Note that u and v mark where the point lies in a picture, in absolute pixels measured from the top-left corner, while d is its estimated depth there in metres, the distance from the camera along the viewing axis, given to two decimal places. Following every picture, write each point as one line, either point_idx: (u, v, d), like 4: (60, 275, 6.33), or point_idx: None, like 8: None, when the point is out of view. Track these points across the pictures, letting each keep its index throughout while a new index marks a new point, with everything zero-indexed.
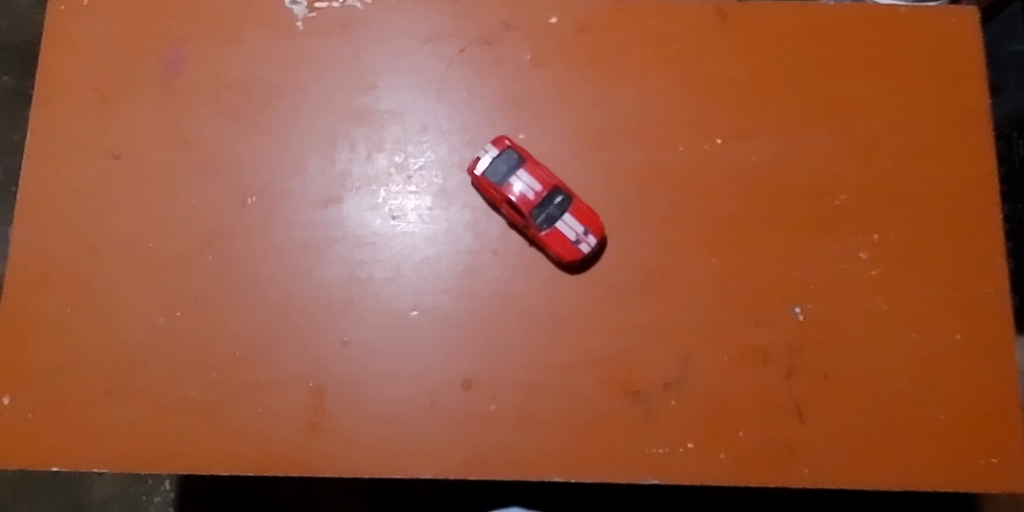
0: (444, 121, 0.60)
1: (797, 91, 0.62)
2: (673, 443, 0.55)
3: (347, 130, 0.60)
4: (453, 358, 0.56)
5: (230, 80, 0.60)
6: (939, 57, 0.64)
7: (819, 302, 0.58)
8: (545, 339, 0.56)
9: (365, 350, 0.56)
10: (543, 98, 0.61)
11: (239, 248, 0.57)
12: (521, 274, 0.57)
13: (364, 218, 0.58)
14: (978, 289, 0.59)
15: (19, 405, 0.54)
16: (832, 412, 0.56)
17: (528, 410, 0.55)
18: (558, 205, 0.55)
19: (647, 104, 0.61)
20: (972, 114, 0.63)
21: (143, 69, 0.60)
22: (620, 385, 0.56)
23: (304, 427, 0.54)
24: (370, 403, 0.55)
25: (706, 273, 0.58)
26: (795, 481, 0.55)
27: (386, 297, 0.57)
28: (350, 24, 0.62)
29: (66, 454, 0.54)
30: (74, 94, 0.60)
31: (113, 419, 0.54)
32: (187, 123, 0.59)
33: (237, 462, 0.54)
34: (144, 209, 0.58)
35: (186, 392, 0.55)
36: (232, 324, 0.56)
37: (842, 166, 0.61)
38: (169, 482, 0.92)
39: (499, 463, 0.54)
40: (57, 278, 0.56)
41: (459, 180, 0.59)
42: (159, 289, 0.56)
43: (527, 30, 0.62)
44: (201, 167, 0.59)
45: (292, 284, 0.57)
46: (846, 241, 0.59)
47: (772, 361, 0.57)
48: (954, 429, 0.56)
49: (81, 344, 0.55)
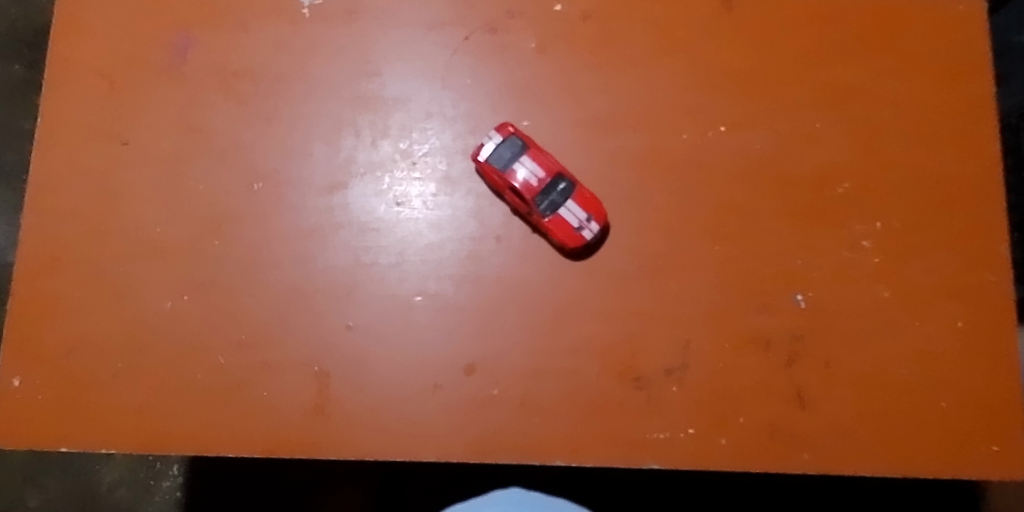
0: (448, 108, 0.60)
1: (801, 81, 0.62)
2: (675, 428, 0.56)
3: (352, 117, 0.60)
4: (456, 343, 0.56)
5: (238, 68, 0.61)
6: (946, 44, 0.64)
7: (820, 290, 0.58)
8: (548, 324, 0.57)
9: (370, 334, 0.56)
10: (547, 85, 0.61)
11: (245, 232, 0.58)
12: (524, 260, 0.58)
13: (369, 204, 0.58)
14: (980, 277, 0.59)
15: (29, 388, 0.55)
16: (833, 399, 0.56)
17: (530, 396, 0.56)
18: (561, 192, 0.56)
19: (649, 92, 0.61)
20: (976, 104, 0.63)
21: (152, 56, 0.61)
22: (621, 371, 0.56)
23: (309, 409, 0.55)
24: (374, 387, 0.56)
25: (707, 261, 0.58)
26: (796, 468, 0.55)
27: (390, 282, 0.57)
28: (356, 12, 0.62)
29: (75, 436, 0.55)
30: (83, 82, 0.61)
31: (121, 401, 0.55)
32: (194, 110, 0.60)
33: (242, 443, 0.55)
34: (152, 194, 0.58)
35: (193, 375, 0.55)
36: (240, 307, 0.56)
37: (845, 154, 0.61)
38: (177, 467, 0.93)
39: (501, 447, 0.55)
40: (67, 261, 0.57)
41: (463, 166, 0.59)
42: (166, 273, 0.57)
43: (532, 18, 0.62)
44: (208, 152, 0.59)
45: (298, 269, 0.57)
46: (849, 229, 0.59)
47: (773, 348, 0.57)
48: (956, 416, 0.57)
49: (90, 327, 0.56)
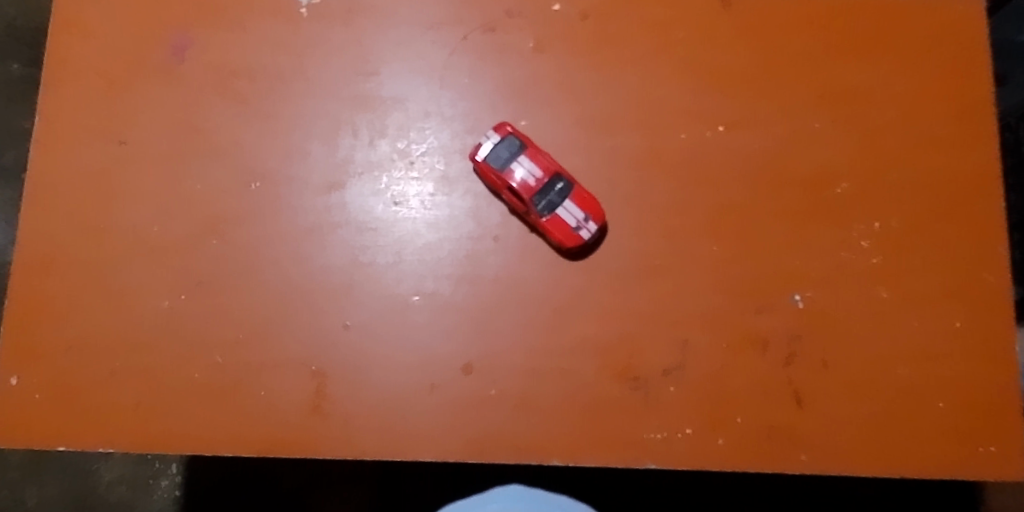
0: (446, 108, 0.60)
1: (800, 81, 0.62)
2: (673, 428, 0.56)
3: (350, 116, 0.60)
4: (454, 343, 0.56)
5: (236, 67, 0.61)
6: (945, 44, 0.64)
7: (819, 290, 0.58)
8: (545, 324, 0.57)
9: (367, 333, 0.56)
10: (545, 85, 0.61)
11: (243, 232, 0.58)
12: (522, 260, 0.58)
13: (366, 203, 0.58)
14: (979, 277, 0.59)
15: (26, 388, 0.55)
16: (831, 399, 0.56)
17: (528, 395, 0.56)
18: (558, 192, 0.56)
19: (648, 91, 0.61)
20: (976, 104, 0.63)
21: (150, 56, 0.61)
22: (619, 371, 0.56)
23: (306, 408, 0.55)
24: (371, 387, 0.56)
25: (705, 261, 0.58)
26: (794, 468, 0.55)
27: (388, 281, 0.57)
28: (354, 11, 0.62)
29: (72, 435, 0.55)
30: (81, 81, 0.61)
31: (119, 400, 0.55)
32: (192, 109, 0.60)
33: (240, 442, 0.55)
34: (150, 193, 0.58)
35: (191, 374, 0.55)
36: (237, 306, 0.56)
37: (844, 154, 0.61)
38: (176, 466, 0.93)
39: (498, 446, 0.55)
40: (64, 260, 0.57)
41: (461, 166, 0.59)
42: (164, 272, 0.57)
43: (531, 18, 0.62)
44: (206, 152, 0.59)
45: (295, 268, 0.57)
46: (848, 229, 0.59)
47: (771, 348, 0.57)
48: (954, 417, 0.57)
49: (87, 326, 0.56)
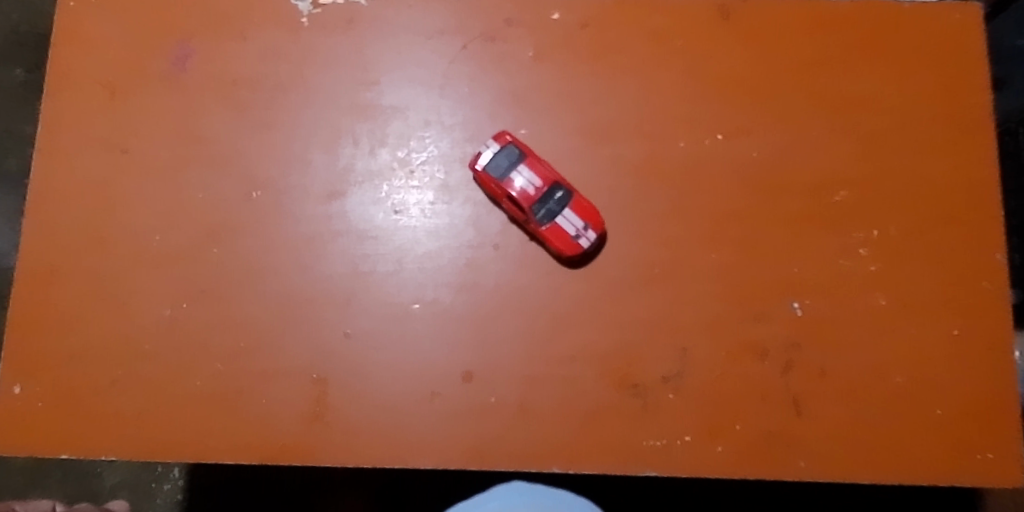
0: (446, 116, 0.61)
1: (798, 89, 0.62)
2: (672, 435, 0.56)
3: (351, 125, 0.60)
4: (454, 351, 0.57)
5: (237, 76, 0.61)
6: (943, 52, 0.64)
7: (817, 298, 0.58)
8: (545, 332, 0.57)
9: (368, 341, 0.57)
10: (545, 93, 0.61)
11: (244, 240, 0.58)
12: (522, 268, 0.58)
13: (367, 212, 0.58)
14: (977, 285, 0.59)
15: (29, 396, 0.56)
16: (829, 406, 0.57)
17: (528, 403, 0.56)
18: (558, 201, 0.56)
19: (646, 100, 0.61)
20: (974, 112, 0.63)
21: (152, 65, 0.61)
22: (619, 379, 0.56)
23: (307, 416, 0.55)
24: (372, 394, 0.56)
25: (704, 269, 0.58)
26: (792, 475, 0.56)
27: (388, 289, 0.57)
28: (355, 20, 0.62)
29: (74, 443, 0.55)
30: (83, 91, 0.61)
31: (121, 407, 0.55)
32: (194, 119, 0.60)
33: (242, 449, 0.55)
34: (152, 203, 0.59)
35: (193, 382, 0.56)
36: (239, 314, 0.57)
37: (842, 162, 0.61)
38: (179, 470, 0.93)
39: (499, 453, 0.55)
40: (67, 269, 0.58)
41: (461, 175, 0.59)
42: (166, 281, 0.57)
43: (530, 26, 0.63)
44: (207, 160, 0.60)
45: (296, 277, 0.57)
46: (846, 237, 0.59)
47: (770, 355, 0.57)
48: (953, 424, 0.57)
49: (90, 335, 0.57)
